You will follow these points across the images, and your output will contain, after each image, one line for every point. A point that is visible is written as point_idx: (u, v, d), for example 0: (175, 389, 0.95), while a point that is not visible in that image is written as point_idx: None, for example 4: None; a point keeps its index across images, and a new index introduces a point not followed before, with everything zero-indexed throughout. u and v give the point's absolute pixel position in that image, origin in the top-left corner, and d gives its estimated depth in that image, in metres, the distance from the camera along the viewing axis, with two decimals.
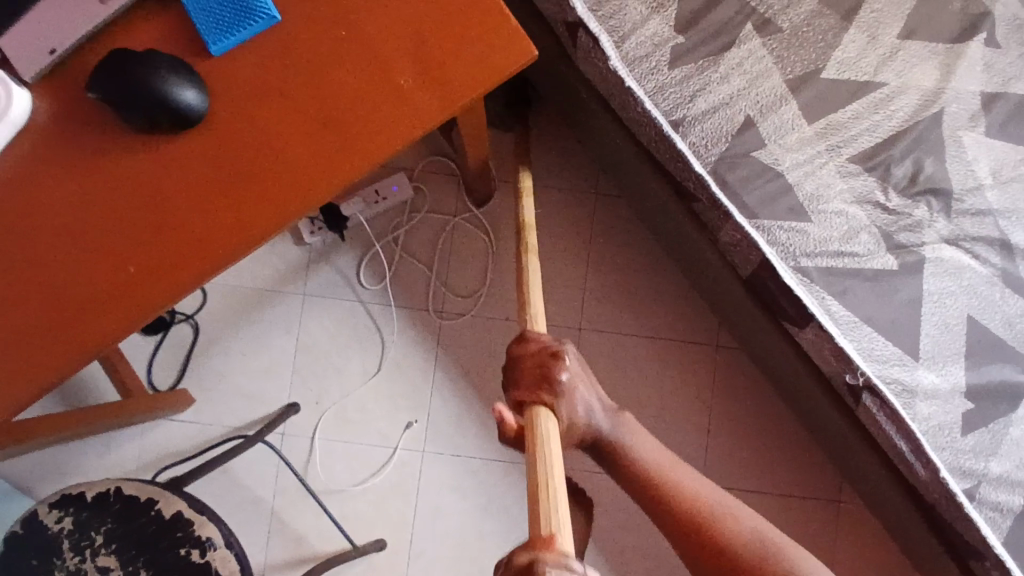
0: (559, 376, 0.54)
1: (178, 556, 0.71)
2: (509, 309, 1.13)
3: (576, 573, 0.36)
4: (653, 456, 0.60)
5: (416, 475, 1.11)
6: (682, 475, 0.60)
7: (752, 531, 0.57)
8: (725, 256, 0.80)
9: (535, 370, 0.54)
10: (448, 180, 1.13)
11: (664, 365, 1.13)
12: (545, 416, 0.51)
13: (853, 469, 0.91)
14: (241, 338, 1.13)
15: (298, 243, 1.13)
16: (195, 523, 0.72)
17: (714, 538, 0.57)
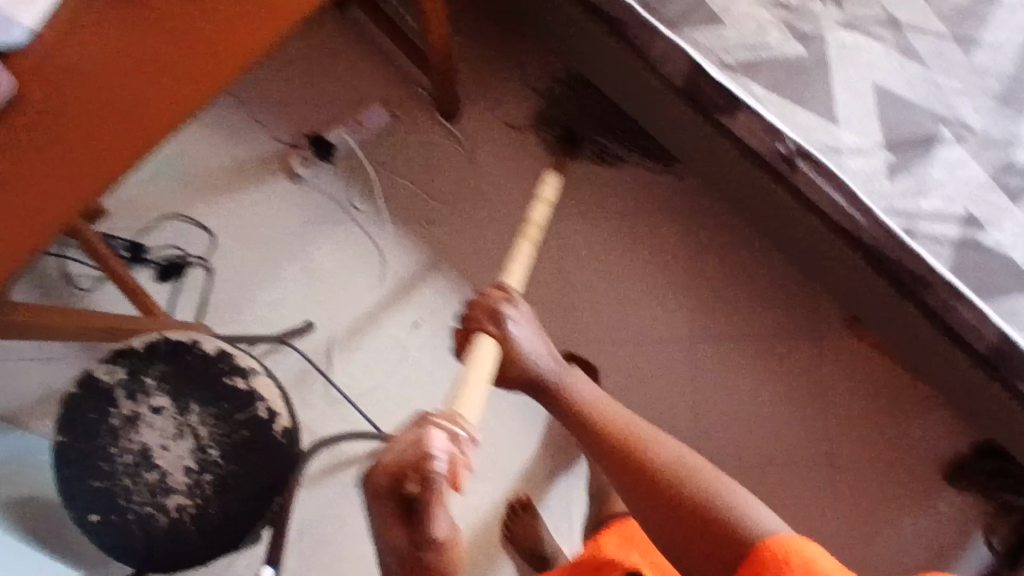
0: (503, 312, 0.75)
1: (225, 385, 0.82)
2: (492, 209, 1.24)
3: (451, 440, 0.52)
4: (590, 395, 0.81)
5: (431, 369, 1.19)
6: (614, 409, 0.79)
7: (676, 456, 0.70)
8: (662, 75, 0.95)
9: (485, 309, 0.75)
10: (421, 104, 1.24)
11: (640, 241, 1.26)
12: (483, 345, 0.70)
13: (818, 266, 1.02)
14: (251, 272, 1.22)
15: (292, 179, 1.24)
16: (236, 356, 0.83)
17: (636, 458, 0.71)
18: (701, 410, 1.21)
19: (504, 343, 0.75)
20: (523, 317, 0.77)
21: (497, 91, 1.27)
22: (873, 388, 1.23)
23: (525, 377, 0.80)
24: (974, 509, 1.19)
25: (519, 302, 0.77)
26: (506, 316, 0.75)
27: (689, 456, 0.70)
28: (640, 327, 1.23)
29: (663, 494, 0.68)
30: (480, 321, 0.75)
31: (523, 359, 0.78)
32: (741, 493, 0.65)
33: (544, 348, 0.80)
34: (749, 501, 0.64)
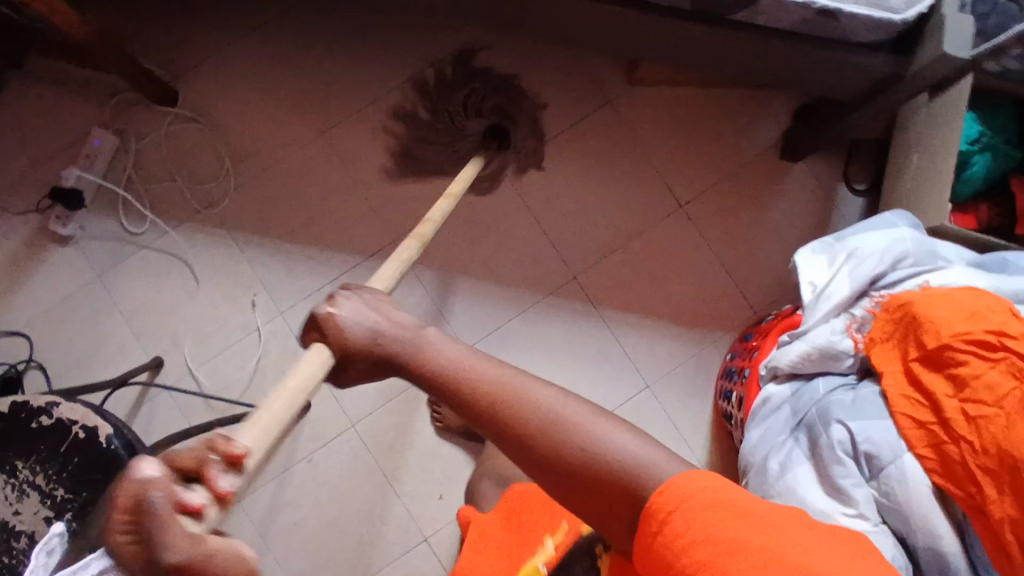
0: (322, 313, 0.62)
1: (37, 429, 0.81)
2: (259, 161, 1.20)
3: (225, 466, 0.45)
4: (449, 357, 0.60)
5: (288, 331, 1.19)
6: (483, 367, 0.58)
7: (553, 406, 0.55)
8: None
9: (313, 320, 0.62)
10: (137, 107, 1.21)
11: (407, 110, 1.21)
12: (317, 351, 0.60)
13: (535, 28, 0.98)
14: (79, 347, 1.18)
15: (63, 243, 1.20)
16: (32, 401, 0.82)
17: (511, 423, 0.56)
18: (544, 223, 1.21)
19: (333, 336, 0.61)
20: (351, 303, 0.63)
21: (199, 52, 1.21)
22: (683, 116, 1.22)
23: (357, 360, 0.61)
24: (820, 166, 1.21)
25: (353, 296, 0.64)
26: (330, 313, 0.62)
27: (571, 409, 0.55)
28: (451, 185, 1.21)
29: (529, 446, 0.55)
30: (319, 330, 0.61)
31: (359, 342, 0.61)
32: (617, 425, 0.55)
33: (377, 317, 0.63)
34: (622, 426, 0.55)
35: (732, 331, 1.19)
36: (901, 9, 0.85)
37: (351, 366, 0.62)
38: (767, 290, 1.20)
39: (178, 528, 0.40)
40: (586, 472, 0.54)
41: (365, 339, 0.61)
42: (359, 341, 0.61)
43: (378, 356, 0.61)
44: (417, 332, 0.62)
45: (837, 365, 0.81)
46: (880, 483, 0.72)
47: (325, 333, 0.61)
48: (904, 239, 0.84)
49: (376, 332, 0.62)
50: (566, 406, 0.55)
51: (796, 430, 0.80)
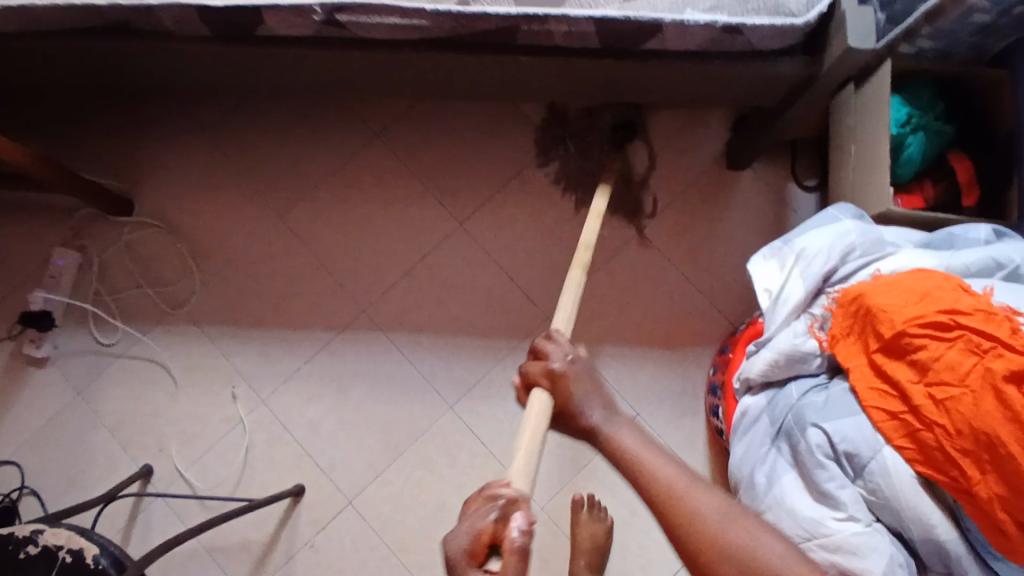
0: (552, 366, 0.72)
1: (24, 559, 0.81)
2: (220, 255, 1.22)
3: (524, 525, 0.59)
4: (633, 441, 0.68)
5: (272, 418, 1.18)
6: (657, 457, 0.66)
7: (709, 514, 0.62)
8: (186, 40, 0.92)
9: (540, 368, 0.73)
10: (96, 222, 1.23)
11: (358, 183, 1.24)
12: (540, 397, 0.71)
13: (464, 84, 1.00)
14: (67, 467, 1.18)
15: (40, 364, 1.21)
16: (18, 531, 0.82)
17: (680, 522, 0.63)
18: (509, 269, 1.22)
19: (552, 381, 0.72)
20: (573, 360, 0.73)
21: (149, 159, 1.24)
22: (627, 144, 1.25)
23: (563, 413, 0.72)
24: (766, 170, 1.23)
25: (567, 350, 0.74)
26: (556, 368, 0.72)
27: (730, 518, 0.63)
28: (412, 247, 1.23)
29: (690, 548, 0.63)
30: (537, 379, 0.73)
31: (571, 398, 0.71)
32: (775, 538, 0.62)
33: (594, 395, 0.71)
34: (776, 540, 0.62)
35: (711, 346, 1.19)
36: (801, 12, 0.87)
37: (567, 422, 0.72)
38: (737, 300, 1.21)
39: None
40: None
41: (578, 412, 0.70)
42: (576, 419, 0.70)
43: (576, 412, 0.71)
44: (615, 414, 0.71)
45: (805, 366, 0.81)
46: (866, 481, 0.71)
47: (550, 387, 0.72)
48: (848, 232, 0.85)
49: (586, 408, 0.70)
50: (718, 512, 0.63)
51: (775, 439, 0.79)
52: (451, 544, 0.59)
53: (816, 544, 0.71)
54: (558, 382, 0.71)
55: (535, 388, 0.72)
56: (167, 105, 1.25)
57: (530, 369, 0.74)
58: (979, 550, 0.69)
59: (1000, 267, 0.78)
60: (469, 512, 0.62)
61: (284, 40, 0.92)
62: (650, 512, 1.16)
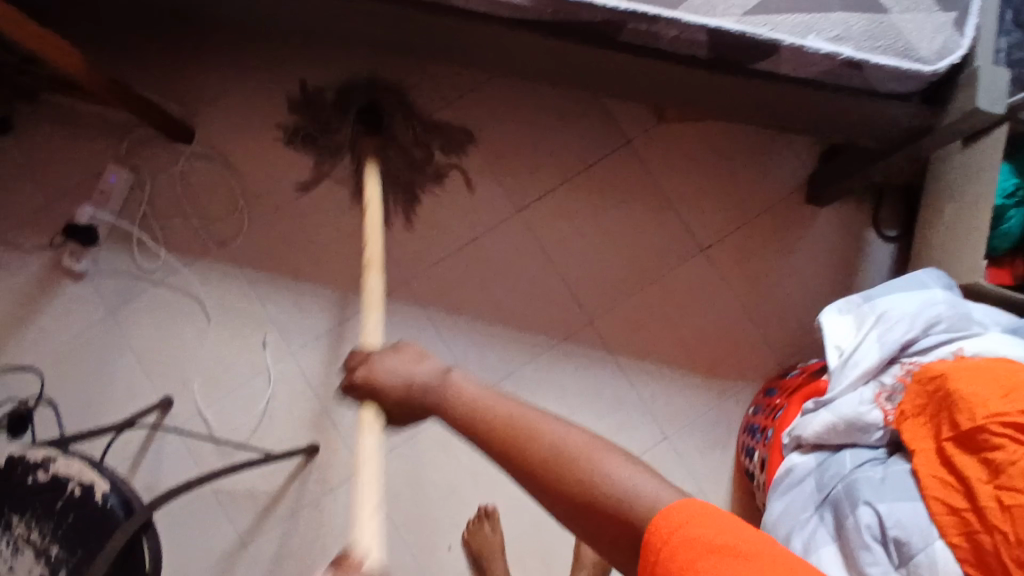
0: (359, 373, 0.70)
1: (30, 485, 0.79)
2: (271, 199, 1.20)
3: None
4: (471, 388, 0.61)
5: (298, 373, 1.17)
6: (495, 395, 0.60)
7: (554, 435, 0.54)
8: None
9: (351, 381, 0.71)
10: (152, 144, 1.21)
11: None
12: (367, 412, 0.69)
13: (552, 70, 0.95)
14: (88, 384, 1.17)
15: (76, 278, 1.19)
16: (27, 455, 0.80)
17: (524, 454, 0.54)
18: (559, 265, 1.18)
19: (379, 385, 0.68)
20: (399, 351, 0.69)
21: (215, 90, 1.21)
22: (702, 157, 1.19)
23: (398, 402, 0.67)
24: (844, 210, 1.17)
25: (377, 351, 0.72)
26: (365, 372, 0.70)
27: (582, 436, 0.53)
28: (464, 225, 1.19)
29: (542, 476, 0.52)
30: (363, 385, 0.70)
31: (404, 377, 0.66)
32: (631, 464, 0.51)
33: (408, 369, 0.67)
34: (638, 469, 0.51)
35: (753, 381, 1.15)
36: (931, 60, 0.82)
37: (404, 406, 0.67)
38: (789, 339, 1.16)
39: None
40: (615, 521, 0.49)
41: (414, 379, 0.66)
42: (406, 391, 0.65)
43: (410, 393, 0.66)
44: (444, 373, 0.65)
45: (864, 437, 0.76)
46: (910, 572, 0.67)
47: (377, 390, 0.68)
48: (936, 302, 0.80)
49: (421, 367, 0.67)
50: (572, 439, 0.53)
51: (818, 505, 0.76)
52: None
53: None
54: (378, 384, 0.68)
55: (363, 399, 0.71)
56: (241, 37, 1.21)
57: (350, 375, 0.72)
58: None
59: None
60: None
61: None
62: None
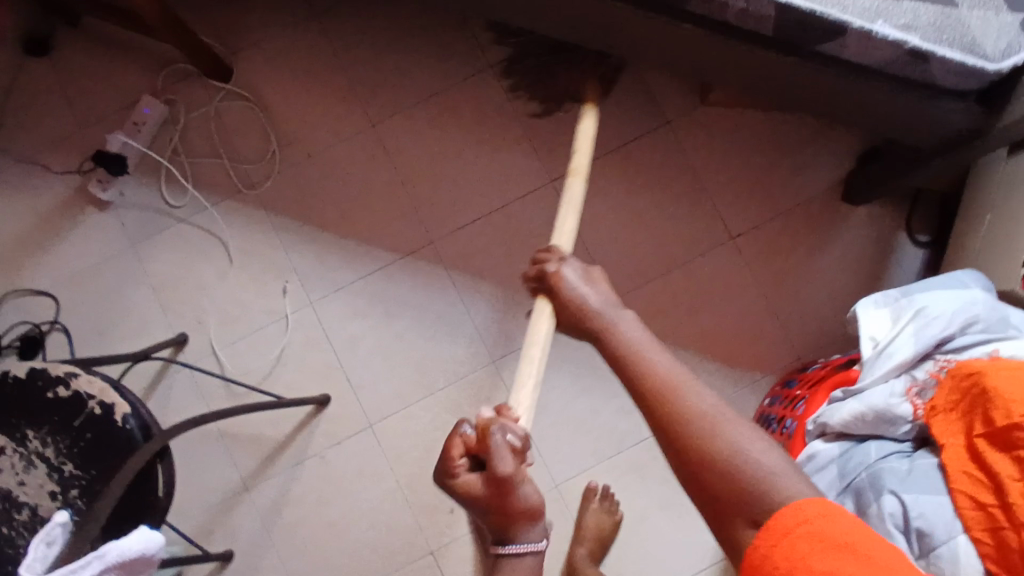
0: (551, 268, 0.70)
1: (50, 399, 0.78)
2: (304, 147, 1.19)
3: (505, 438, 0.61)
4: (633, 335, 0.62)
5: (315, 323, 1.16)
6: (658, 351, 0.61)
7: (701, 409, 0.55)
8: None
9: (538, 273, 0.71)
10: (190, 79, 1.19)
11: (459, 111, 1.19)
12: (544, 305, 0.71)
13: (607, 36, 0.94)
14: (103, 314, 1.16)
15: (102, 208, 1.18)
16: (49, 369, 0.79)
17: (668, 412, 0.56)
18: (588, 240, 1.17)
19: (558, 291, 0.68)
20: (584, 270, 0.70)
21: (257, 31, 1.20)
22: (741, 146, 1.18)
23: (567, 312, 0.68)
24: (878, 213, 1.16)
25: (572, 259, 0.70)
26: (558, 270, 0.69)
27: (726, 415, 0.55)
28: (496, 191, 1.18)
29: (683, 434, 0.55)
30: (538, 282, 0.71)
31: (575, 299, 0.67)
32: (765, 445, 0.53)
33: (591, 288, 0.68)
34: (774, 453, 0.52)
35: (771, 374, 1.14)
36: (997, 57, 0.80)
37: (569, 317, 0.68)
38: (810, 336, 1.15)
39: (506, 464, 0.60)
40: (734, 496, 0.51)
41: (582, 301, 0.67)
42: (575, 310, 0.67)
43: (579, 313, 0.66)
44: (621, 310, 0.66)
45: (891, 430, 0.76)
46: (931, 563, 0.67)
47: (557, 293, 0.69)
48: (975, 303, 0.79)
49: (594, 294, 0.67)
50: (716, 415, 0.55)
51: (839, 491, 0.75)
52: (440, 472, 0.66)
53: None
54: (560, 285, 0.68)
55: (538, 294, 0.72)
56: None
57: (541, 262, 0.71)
58: None
59: None
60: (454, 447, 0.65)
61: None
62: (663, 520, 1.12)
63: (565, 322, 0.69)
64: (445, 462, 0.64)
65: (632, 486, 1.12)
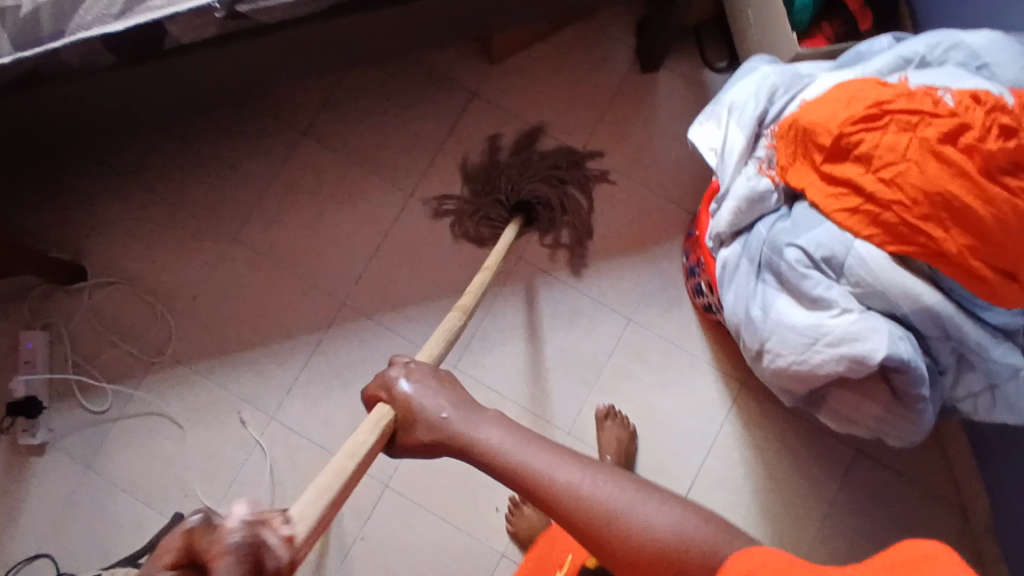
0: (393, 381, 0.65)
1: None
2: (187, 292, 1.22)
3: (282, 548, 0.43)
4: (499, 442, 0.60)
5: (286, 430, 1.19)
6: (537, 448, 0.59)
7: (596, 496, 0.55)
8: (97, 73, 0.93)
9: (376, 384, 0.66)
10: (55, 296, 1.22)
11: (300, 184, 1.25)
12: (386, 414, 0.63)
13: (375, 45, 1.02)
14: (96, 540, 1.16)
15: (41, 451, 1.18)
16: None
17: (565, 509, 0.55)
18: (469, 223, 1.25)
19: (398, 404, 0.64)
20: (422, 377, 0.65)
21: (89, 221, 1.23)
22: (542, 77, 1.29)
23: (414, 437, 0.63)
24: (677, 65, 1.29)
25: (412, 365, 0.67)
26: (402, 393, 0.64)
27: (613, 491, 0.55)
28: (370, 229, 1.24)
29: (583, 527, 0.55)
30: (386, 397, 0.65)
31: (419, 415, 0.63)
32: (659, 500, 0.54)
33: (446, 396, 0.64)
34: (665, 502, 0.54)
35: (677, 237, 1.24)
36: None
37: (405, 436, 0.63)
38: (687, 189, 1.25)
39: None
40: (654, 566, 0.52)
41: (428, 416, 0.63)
42: (427, 428, 0.62)
43: (433, 433, 0.62)
44: (477, 413, 0.63)
45: (766, 205, 0.86)
46: (849, 277, 0.76)
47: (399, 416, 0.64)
48: (768, 76, 0.90)
49: (444, 410, 0.63)
50: (611, 496, 0.55)
51: (758, 274, 0.84)
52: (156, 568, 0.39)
53: (824, 345, 0.76)
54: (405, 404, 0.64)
55: (377, 402, 0.65)
56: (93, 165, 1.24)
57: (379, 379, 0.66)
58: (964, 305, 0.75)
59: (908, 62, 0.84)
60: (178, 550, 0.40)
61: (191, 47, 0.93)
62: (670, 405, 1.19)
63: (413, 446, 0.64)
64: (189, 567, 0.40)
65: (626, 393, 1.20)
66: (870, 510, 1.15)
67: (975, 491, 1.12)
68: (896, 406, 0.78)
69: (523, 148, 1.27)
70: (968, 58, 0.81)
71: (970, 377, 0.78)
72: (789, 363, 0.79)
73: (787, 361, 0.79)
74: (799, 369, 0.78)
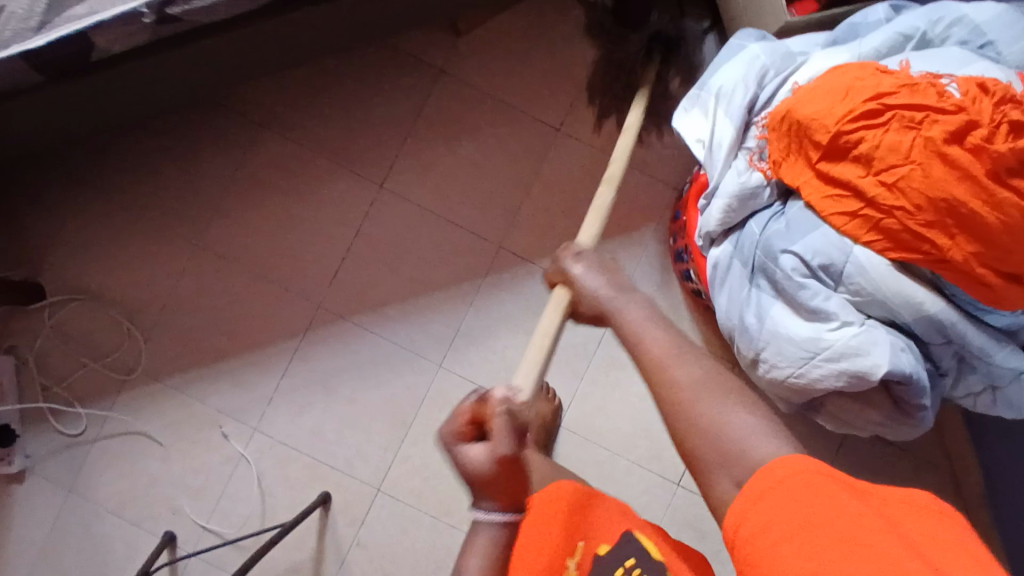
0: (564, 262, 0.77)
1: None
2: (154, 304, 1.16)
3: (502, 406, 0.71)
4: (636, 312, 0.69)
5: (272, 440, 1.16)
6: (661, 336, 0.66)
7: (681, 386, 0.61)
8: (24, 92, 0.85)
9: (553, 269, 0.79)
10: (13, 318, 1.15)
11: (262, 182, 1.18)
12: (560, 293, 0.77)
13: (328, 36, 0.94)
14: (89, 563, 1.14)
15: (20, 479, 1.15)
16: None
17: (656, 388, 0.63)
18: (446, 212, 1.19)
19: (572, 284, 0.76)
20: (590, 258, 0.77)
21: (41, 235, 1.16)
22: (513, 49, 1.20)
23: (577, 307, 0.76)
24: None
25: (583, 253, 0.77)
26: (567, 266, 0.77)
27: (706, 382, 0.61)
28: (342, 226, 1.18)
29: (664, 404, 0.62)
30: (557, 282, 0.79)
31: (579, 284, 0.75)
32: (741, 409, 0.58)
33: (603, 278, 0.74)
34: (745, 416, 0.58)
35: (664, 216, 1.19)
36: None
37: (578, 310, 0.76)
38: (672, 164, 1.19)
39: (486, 453, 0.70)
40: (704, 451, 0.58)
41: (587, 292, 0.74)
42: (587, 303, 0.74)
43: (591, 303, 0.74)
44: (626, 291, 0.72)
45: (757, 202, 0.80)
46: (847, 286, 0.72)
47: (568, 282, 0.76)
48: (757, 57, 0.82)
49: (596, 290, 0.73)
50: (694, 390, 0.60)
51: (751, 278, 0.79)
52: (445, 433, 0.74)
53: (822, 359, 0.72)
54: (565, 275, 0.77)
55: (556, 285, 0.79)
56: (36, 175, 1.15)
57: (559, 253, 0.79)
58: (968, 309, 0.71)
59: (908, 39, 0.77)
60: (458, 421, 0.73)
61: (122, 56, 0.85)
62: None
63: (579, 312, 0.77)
64: (455, 429, 0.73)
65: (617, 381, 1.17)
66: (866, 484, 1.15)
67: (970, 460, 1.11)
68: (896, 413, 0.75)
69: (497, 130, 1.19)
70: (971, 35, 0.75)
71: (972, 379, 0.75)
72: (785, 375, 0.76)
73: (784, 372, 0.76)
74: (795, 382, 0.75)
